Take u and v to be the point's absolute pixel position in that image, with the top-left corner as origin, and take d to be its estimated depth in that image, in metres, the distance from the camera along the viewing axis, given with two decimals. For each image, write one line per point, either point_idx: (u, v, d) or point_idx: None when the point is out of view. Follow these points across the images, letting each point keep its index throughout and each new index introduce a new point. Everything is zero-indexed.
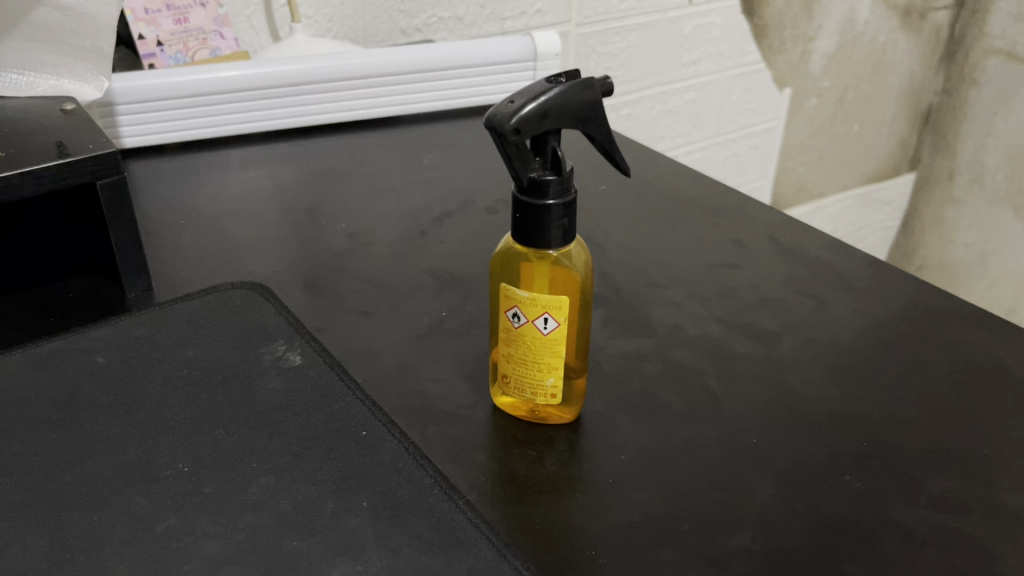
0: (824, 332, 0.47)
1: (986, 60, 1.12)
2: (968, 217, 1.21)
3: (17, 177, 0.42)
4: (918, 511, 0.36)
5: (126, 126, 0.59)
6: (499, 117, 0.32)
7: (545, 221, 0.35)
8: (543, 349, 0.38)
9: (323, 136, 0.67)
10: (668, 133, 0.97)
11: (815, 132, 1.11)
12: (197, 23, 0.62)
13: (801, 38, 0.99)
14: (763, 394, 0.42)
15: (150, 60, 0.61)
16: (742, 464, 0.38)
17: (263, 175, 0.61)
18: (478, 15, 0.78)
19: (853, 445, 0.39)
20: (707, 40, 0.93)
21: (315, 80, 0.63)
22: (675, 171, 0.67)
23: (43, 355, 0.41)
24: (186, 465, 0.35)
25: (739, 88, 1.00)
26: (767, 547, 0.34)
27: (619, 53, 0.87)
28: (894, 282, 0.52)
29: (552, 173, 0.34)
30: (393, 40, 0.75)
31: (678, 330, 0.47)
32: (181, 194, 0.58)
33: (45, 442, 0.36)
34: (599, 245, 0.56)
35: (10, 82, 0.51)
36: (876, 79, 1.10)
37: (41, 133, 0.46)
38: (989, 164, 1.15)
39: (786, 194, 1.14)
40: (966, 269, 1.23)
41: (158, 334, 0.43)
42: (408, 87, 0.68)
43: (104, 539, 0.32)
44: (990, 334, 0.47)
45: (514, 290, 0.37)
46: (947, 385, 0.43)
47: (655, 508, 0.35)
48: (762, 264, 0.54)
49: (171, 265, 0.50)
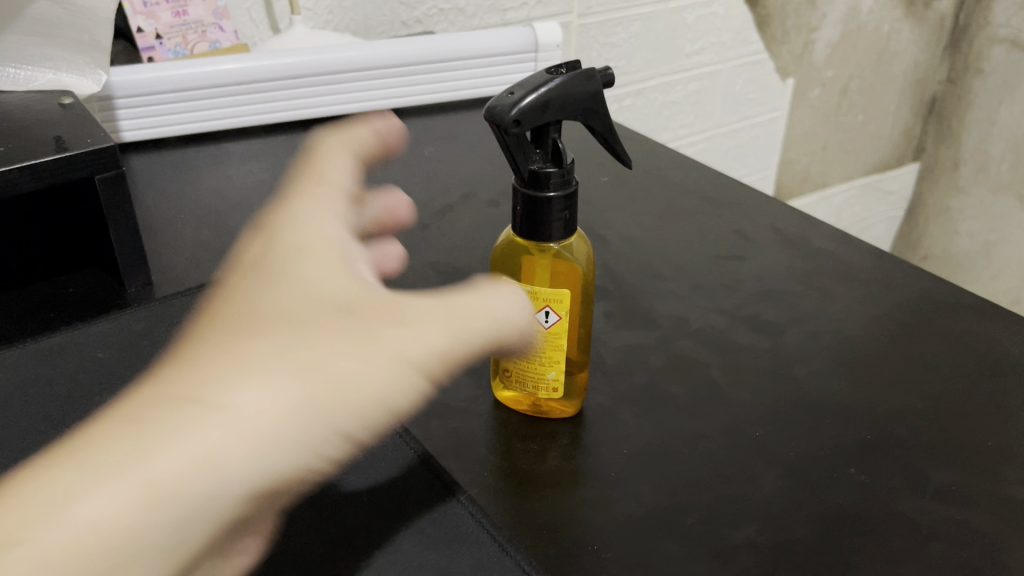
0: (828, 324, 0.47)
1: (992, 48, 1.10)
2: (973, 207, 1.18)
3: (16, 171, 0.41)
4: (924, 503, 0.35)
5: (125, 119, 0.59)
6: (499, 109, 0.32)
7: (545, 213, 0.35)
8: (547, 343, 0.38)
9: (324, 129, 0.67)
10: (670, 123, 0.97)
11: (820, 123, 1.10)
12: (196, 15, 0.61)
13: (804, 27, 0.98)
14: (768, 386, 0.42)
15: (149, 53, 0.60)
16: (748, 458, 0.38)
17: (263, 168, 0.61)
18: (479, 6, 0.76)
19: (859, 437, 0.39)
20: (710, 30, 0.92)
21: (315, 72, 0.63)
22: (678, 163, 0.66)
23: (44, 351, 0.41)
24: None
25: (742, 78, 0.99)
26: (773, 540, 0.33)
27: (621, 44, 0.86)
28: (899, 274, 0.52)
29: (551, 164, 0.34)
30: (393, 32, 0.74)
31: (682, 322, 0.47)
32: (181, 188, 0.58)
33: (45, 439, 0.36)
34: (602, 237, 0.56)
35: (8, 75, 0.50)
36: (880, 68, 1.09)
37: (40, 128, 0.45)
38: (993, 153, 1.13)
39: (789, 184, 1.14)
40: (971, 260, 1.21)
41: (158, 329, 0.43)
42: (408, 79, 0.67)
43: None
44: (995, 325, 0.47)
45: None
46: (954, 375, 0.43)
47: (658, 502, 0.35)
48: (766, 256, 0.54)
49: (171, 260, 0.50)
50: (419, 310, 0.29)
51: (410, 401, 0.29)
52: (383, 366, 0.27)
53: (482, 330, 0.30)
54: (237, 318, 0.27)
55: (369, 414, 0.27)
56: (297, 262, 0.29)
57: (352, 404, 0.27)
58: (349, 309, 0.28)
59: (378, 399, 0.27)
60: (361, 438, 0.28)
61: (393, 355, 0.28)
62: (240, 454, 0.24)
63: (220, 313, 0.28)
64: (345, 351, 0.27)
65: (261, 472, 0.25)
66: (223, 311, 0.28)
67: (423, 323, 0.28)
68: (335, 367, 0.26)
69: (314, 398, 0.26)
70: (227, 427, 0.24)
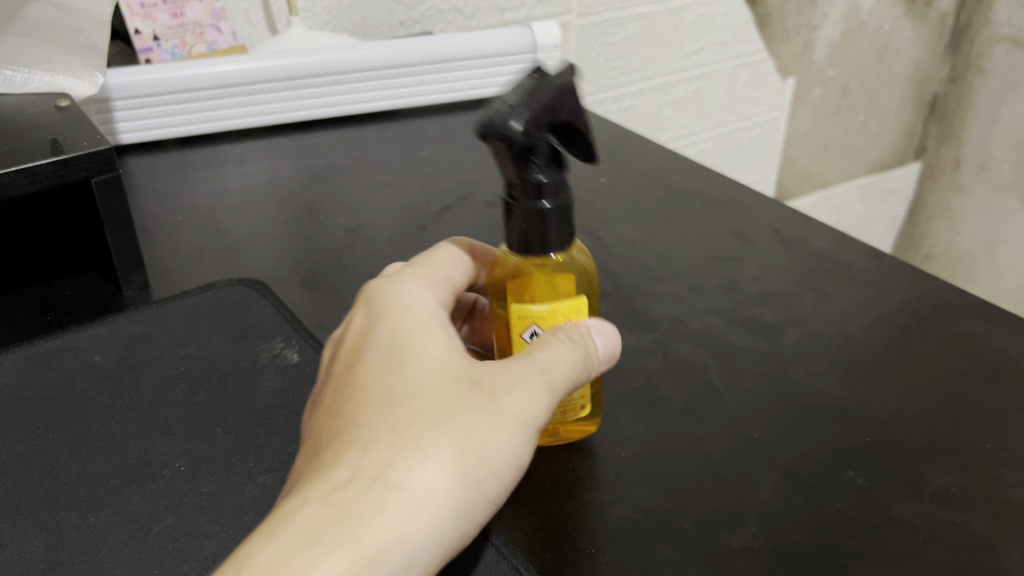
0: (827, 326, 0.47)
1: (992, 47, 1.09)
2: (973, 207, 1.18)
3: (13, 174, 0.41)
4: (923, 506, 0.35)
5: (122, 121, 0.59)
6: (501, 121, 0.30)
7: (548, 224, 0.33)
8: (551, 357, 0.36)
9: (323, 131, 0.66)
10: (670, 123, 0.96)
11: (821, 122, 1.09)
12: (194, 16, 0.60)
13: (804, 27, 0.97)
14: (765, 389, 0.42)
15: (146, 55, 0.59)
16: (745, 461, 0.37)
17: (260, 170, 0.61)
18: (477, 7, 0.76)
19: (858, 440, 0.39)
20: (710, 30, 0.92)
21: (313, 74, 0.62)
22: (677, 163, 0.66)
23: (40, 355, 0.41)
24: (183, 464, 0.35)
25: (743, 78, 0.99)
26: (771, 544, 0.33)
27: (620, 44, 0.86)
28: (898, 275, 0.52)
29: (549, 177, 0.32)
30: (392, 33, 0.73)
31: (679, 324, 0.47)
32: (178, 190, 0.57)
33: (40, 443, 0.36)
34: (600, 239, 0.55)
35: (4, 78, 0.51)
36: (880, 67, 1.09)
37: (35, 131, 0.45)
38: (995, 153, 1.12)
39: (790, 184, 1.14)
40: (972, 260, 1.21)
41: (154, 332, 0.43)
42: (407, 80, 0.67)
43: (100, 540, 0.31)
44: (994, 327, 0.46)
45: (529, 308, 0.35)
46: (952, 377, 0.43)
47: (656, 505, 0.35)
48: (765, 257, 0.54)
49: (167, 263, 0.49)
50: (533, 366, 0.31)
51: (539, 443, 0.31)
52: (520, 418, 0.30)
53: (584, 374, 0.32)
54: (373, 402, 0.29)
55: (517, 463, 0.30)
56: (408, 341, 0.31)
57: (504, 457, 0.29)
58: (468, 377, 0.30)
59: (523, 448, 0.30)
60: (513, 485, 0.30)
61: (525, 406, 0.30)
62: (427, 517, 0.27)
63: (356, 400, 0.30)
64: (486, 411, 0.29)
65: (445, 531, 0.27)
66: (362, 396, 0.30)
67: (544, 376, 0.31)
68: (482, 428, 0.29)
69: (473, 456, 0.28)
70: (408, 497, 0.27)
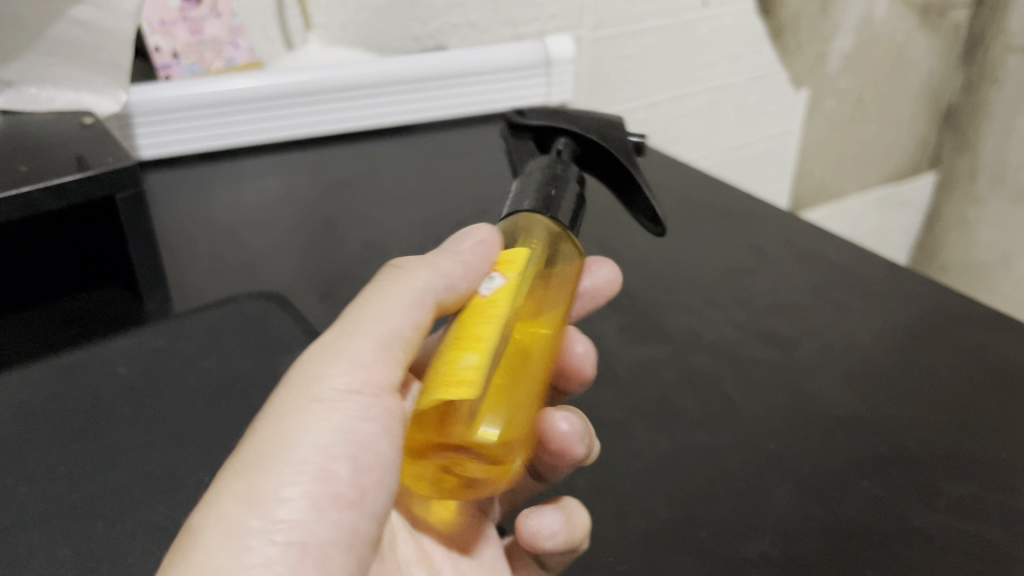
0: (843, 340, 0.47)
1: (1006, 58, 1.07)
2: (989, 217, 1.16)
3: (38, 193, 0.41)
4: (938, 515, 0.35)
5: (143, 138, 0.59)
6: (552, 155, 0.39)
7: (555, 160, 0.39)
8: (520, 381, 0.31)
9: (338, 146, 0.67)
10: (683, 136, 0.96)
11: (834, 134, 1.09)
12: (212, 33, 0.61)
13: (817, 37, 0.97)
14: (782, 401, 0.42)
15: (166, 72, 0.60)
16: (763, 473, 0.37)
17: (278, 185, 0.62)
18: (491, 22, 0.74)
19: (873, 451, 0.39)
20: (723, 43, 0.91)
21: (329, 90, 0.63)
22: (691, 176, 0.66)
23: (67, 366, 0.42)
24: (207, 474, 0.36)
25: (756, 90, 0.98)
26: (785, 554, 0.33)
27: (634, 57, 0.85)
28: (908, 286, 0.52)
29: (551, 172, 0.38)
30: (405, 49, 0.72)
31: (695, 336, 0.47)
32: (200, 205, 0.58)
33: (67, 454, 0.36)
34: (615, 250, 0.55)
35: (30, 96, 0.52)
36: (894, 78, 1.08)
37: (60, 149, 0.46)
38: (1012, 162, 1.10)
39: (805, 193, 1.13)
40: (989, 271, 1.19)
41: (178, 344, 0.44)
42: (420, 94, 0.68)
43: (128, 547, 0.32)
44: (1010, 341, 0.46)
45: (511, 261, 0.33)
46: (966, 388, 0.43)
47: (673, 515, 0.35)
48: (780, 271, 0.53)
49: (189, 275, 0.50)
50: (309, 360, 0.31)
51: (334, 396, 0.29)
52: (320, 374, 0.30)
53: (336, 367, 0.30)
54: None
55: (324, 477, 0.28)
56: None
57: (321, 411, 0.29)
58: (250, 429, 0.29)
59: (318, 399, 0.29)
60: (342, 442, 0.29)
61: (321, 359, 0.30)
62: (233, 533, 0.26)
63: None
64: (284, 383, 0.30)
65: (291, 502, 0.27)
66: None
67: (310, 363, 0.30)
68: (285, 391, 0.30)
69: (275, 430, 0.28)
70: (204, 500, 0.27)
